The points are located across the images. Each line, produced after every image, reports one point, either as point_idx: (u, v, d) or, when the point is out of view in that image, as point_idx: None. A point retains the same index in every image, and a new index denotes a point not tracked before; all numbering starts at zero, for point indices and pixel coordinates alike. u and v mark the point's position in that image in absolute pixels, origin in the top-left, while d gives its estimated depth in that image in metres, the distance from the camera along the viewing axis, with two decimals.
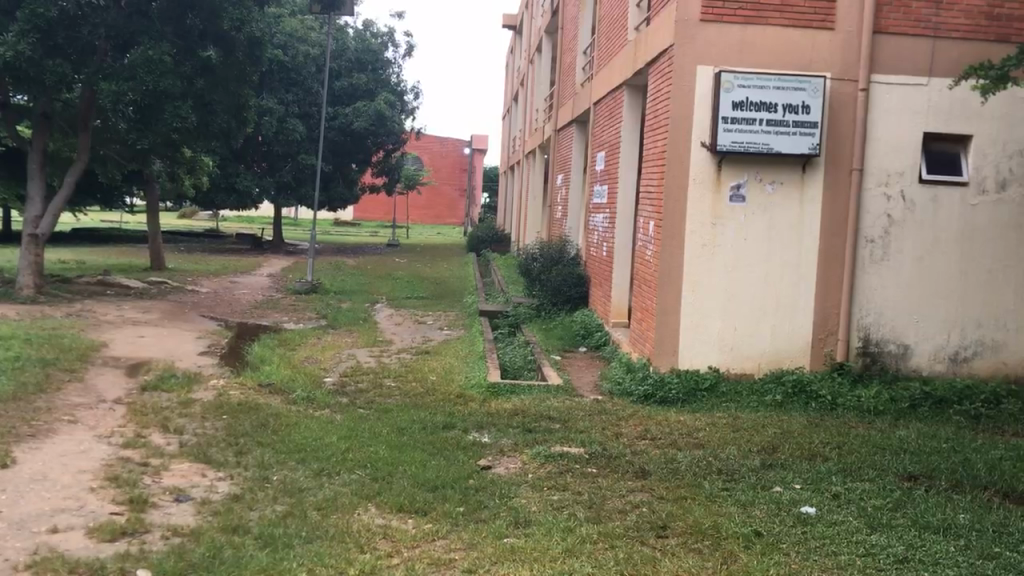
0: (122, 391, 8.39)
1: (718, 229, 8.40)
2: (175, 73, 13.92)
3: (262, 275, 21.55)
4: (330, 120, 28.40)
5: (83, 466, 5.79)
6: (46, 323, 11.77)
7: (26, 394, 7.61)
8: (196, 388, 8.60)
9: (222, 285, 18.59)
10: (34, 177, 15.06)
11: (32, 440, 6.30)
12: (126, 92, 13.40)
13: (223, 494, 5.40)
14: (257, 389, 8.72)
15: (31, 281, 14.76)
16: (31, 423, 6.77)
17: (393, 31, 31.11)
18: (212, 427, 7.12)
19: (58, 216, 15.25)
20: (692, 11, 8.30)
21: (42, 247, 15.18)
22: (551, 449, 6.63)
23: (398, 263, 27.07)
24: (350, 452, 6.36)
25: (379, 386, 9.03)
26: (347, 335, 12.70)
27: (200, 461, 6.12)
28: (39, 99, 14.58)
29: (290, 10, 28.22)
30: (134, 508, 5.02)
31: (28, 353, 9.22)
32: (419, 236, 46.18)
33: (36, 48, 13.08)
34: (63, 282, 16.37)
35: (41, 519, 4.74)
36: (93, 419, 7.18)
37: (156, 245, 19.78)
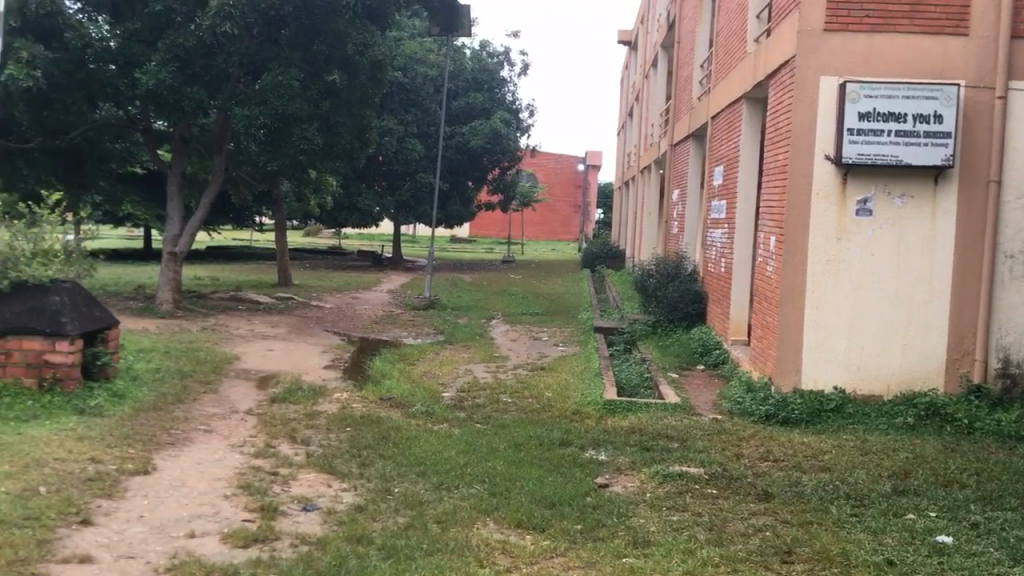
0: (253, 402, 8.73)
1: (843, 244, 8.14)
2: (302, 97, 14.53)
3: (383, 291, 22.13)
4: (448, 139, 28.96)
5: (217, 474, 6.04)
6: (183, 337, 12.37)
7: (166, 404, 8.02)
8: (321, 400, 8.87)
9: (346, 301, 19.17)
10: (172, 198, 15.89)
11: (172, 448, 6.63)
12: (256, 116, 14.04)
13: (347, 505, 5.55)
14: (379, 403, 8.94)
15: (170, 296, 15.57)
16: (170, 431, 7.13)
17: (509, 50, 31.57)
18: (337, 438, 7.34)
19: (194, 235, 16.02)
20: (815, 21, 8.09)
21: (179, 264, 15.98)
22: (670, 468, 6.54)
23: (513, 279, 27.35)
24: (469, 467, 6.43)
25: (495, 401, 9.11)
26: (464, 350, 12.87)
27: (325, 472, 6.31)
28: (178, 125, 15.38)
29: (409, 34, 28.91)
30: (265, 515, 5.21)
31: (167, 365, 9.71)
32: (534, 252, 46.50)
33: (176, 76, 13.84)
34: (198, 298, 17.20)
35: (180, 523, 4.97)
36: (227, 428, 7.51)
37: (283, 262, 20.56)
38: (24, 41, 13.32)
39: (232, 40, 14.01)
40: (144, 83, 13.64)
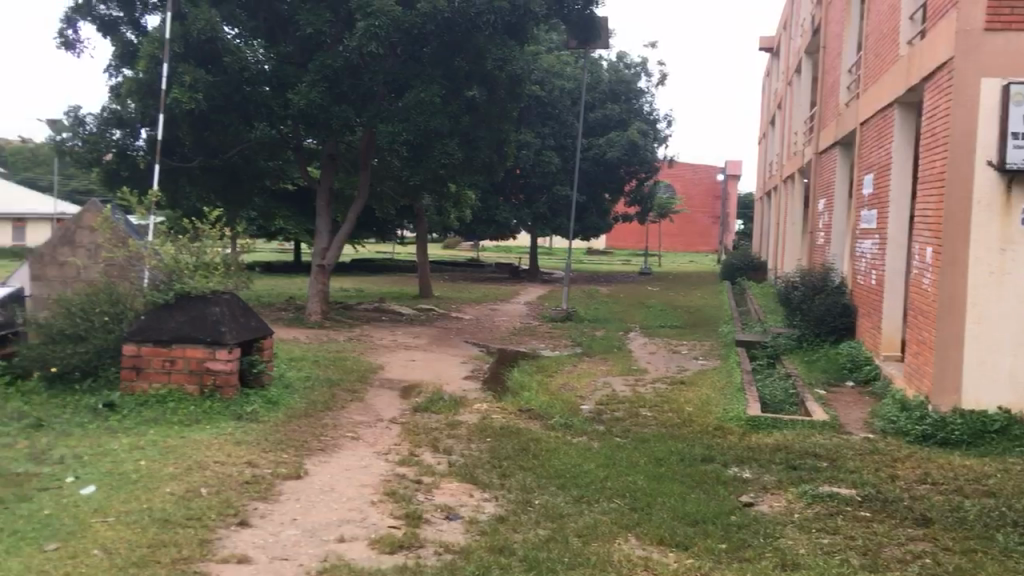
0: (397, 411, 8.96)
1: (1008, 255, 7.64)
2: (444, 113, 14.86)
3: (520, 302, 22.30)
4: (585, 151, 28.98)
5: (364, 480, 6.22)
6: (330, 346, 12.82)
7: (316, 411, 8.33)
8: (461, 410, 9.00)
9: (485, 312, 19.42)
10: (321, 213, 16.53)
11: (322, 454, 6.88)
12: (400, 133, 14.44)
13: (489, 515, 5.60)
14: (518, 414, 9.00)
15: (318, 307, 16.19)
16: (320, 437, 7.39)
17: (646, 61, 31.36)
18: (478, 448, 7.43)
19: (341, 248, 16.60)
20: (974, 20, 7.66)
21: (327, 276, 16.58)
22: (819, 488, 6.29)
23: (651, 291, 27.05)
24: (609, 481, 6.38)
25: (634, 414, 9.03)
26: (602, 363, 12.81)
27: (467, 481, 6.39)
28: (327, 143, 16.01)
29: (547, 47, 29.14)
30: (410, 523, 5.32)
31: (316, 373, 10.08)
32: (671, 264, 45.86)
33: (324, 95, 14.43)
34: (345, 309, 17.81)
35: (330, 527, 5.14)
36: (373, 436, 7.72)
37: (424, 274, 21.03)
38: (188, 66, 14.17)
39: (377, 60, 14.71)
40: (296, 103, 14.27)
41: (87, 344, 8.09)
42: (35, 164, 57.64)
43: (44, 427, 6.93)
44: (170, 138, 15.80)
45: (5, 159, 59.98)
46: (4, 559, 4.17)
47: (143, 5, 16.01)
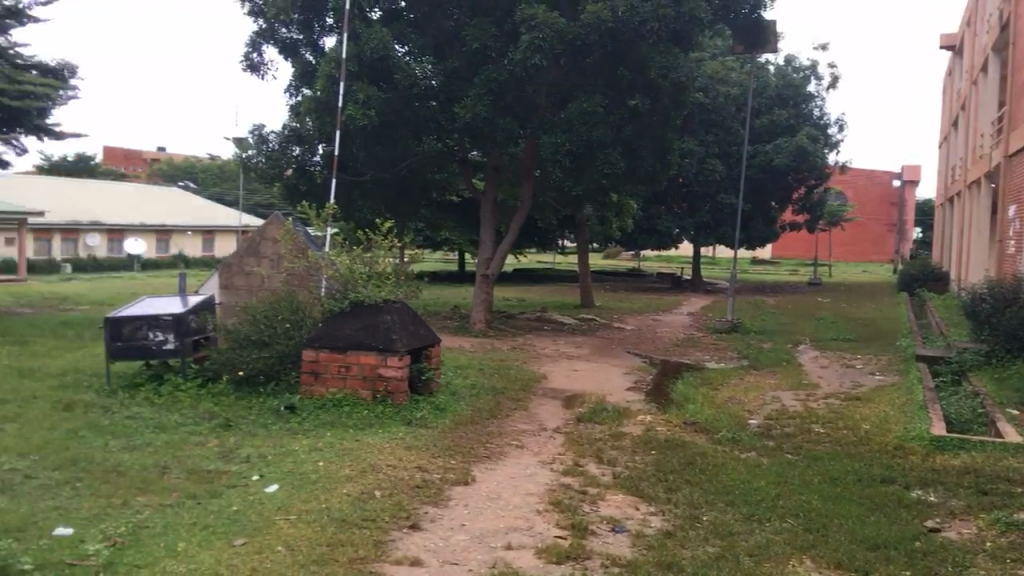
0: (561, 421, 8.97)
1: None
2: (607, 123, 14.83)
3: (683, 313, 21.91)
4: (750, 158, 28.23)
5: (530, 489, 6.26)
6: (494, 355, 13.01)
7: (482, 418, 8.47)
8: (625, 422, 8.91)
9: (647, 323, 19.21)
10: (486, 224, 16.85)
11: (489, 461, 6.98)
12: (563, 144, 14.55)
13: (656, 529, 5.51)
14: (683, 427, 8.83)
15: (482, 316, 16.50)
16: (487, 445, 7.51)
17: (816, 64, 30.25)
18: (643, 460, 7.34)
19: (505, 258, 16.87)
20: None
21: (491, 286, 16.87)
22: (1015, 516, 5.83)
23: (822, 303, 25.98)
24: (781, 499, 6.15)
25: (806, 431, 8.67)
26: (770, 376, 12.39)
27: (632, 494, 6.32)
28: (492, 155, 16.31)
29: (711, 54, 28.60)
30: (576, 534, 5.31)
31: (481, 382, 10.26)
32: (843, 274, 43.88)
33: (490, 108, 14.70)
34: (508, 318, 18.07)
35: (498, 534, 5.19)
36: (537, 445, 7.77)
37: (586, 284, 21.02)
38: (361, 84, 14.78)
39: (540, 72, 14.71)
40: (462, 117, 14.61)
41: (271, 349, 8.56)
42: (222, 180, 61.73)
43: (231, 427, 7.37)
44: (344, 154, 16.52)
45: (196, 176, 64.49)
46: (199, 551, 4.45)
47: (321, 28, 16.79)
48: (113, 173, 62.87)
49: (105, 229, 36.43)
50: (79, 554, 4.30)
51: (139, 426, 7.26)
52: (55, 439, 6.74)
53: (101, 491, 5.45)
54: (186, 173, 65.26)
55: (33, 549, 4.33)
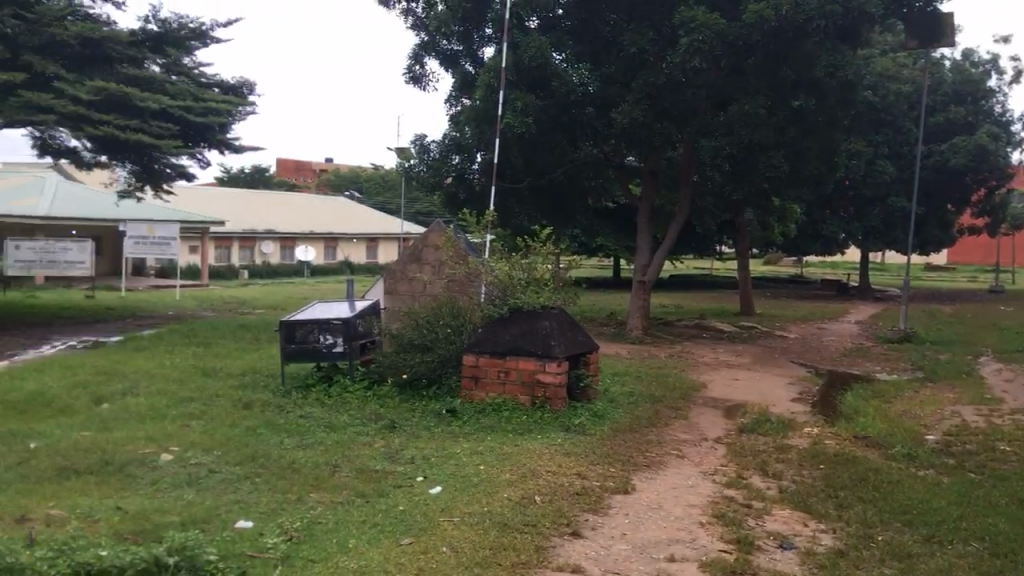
0: (722, 431, 8.74)
1: None
2: (769, 125, 14.37)
3: (851, 322, 20.95)
4: (924, 158, 26.71)
5: (693, 501, 6.11)
6: (653, 362, 12.84)
7: (641, 427, 8.36)
8: (791, 434, 8.58)
9: (812, 331, 18.47)
10: (643, 229, 16.69)
11: (649, 471, 6.88)
12: (724, 147, 14.22)
13: (827, 547, 5.26)
14: (853, 441, 8.42)
15: (639, 323, 16.33)
16: (647, 453, 7.40)
17: (998, 56, 28.32)
18: (811, 474, 7.05)
19: (662, 265, 16.65)
20: None
21: (648, 292, 16.68)
22: None
23: (1005, 311, 24.24)
24: (965, 521, 5.75)
25: (990, 449, 8.08)
26: (949, 390, 11.63)
27: (800, 509, 6.07)
28: (649, 160, 16.13)
29: (881, 50, 27.27)
30: (742, 549, 5.14)
31: (639, 390, 10.13)
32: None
33: (648, 113, 14.54)
34: (666, 325, 17.82)
35: (660, 545, 5.09)
36: (698, 455, 7.60)
37: (747, 291, 20.45)
38: (519, 93, 14.95)
39: (700, 75, 14.43)
40: (619, 122, 14.52)
41: (434, 353, 8.76)
42: (385, 190, 63.98)
43: (396, 429, 7.59)
44: (503, 162, 16.75)
45: (361, 185, 67.09)
46: (368, 549, 4.59)
47: (480, 38, 17.08)
48: (285, 184, 66.18)
49: (278, 238, 38.39)
50: (259, 547, 4.52)
51: (310, 426, 7.59)
52: (235, 436, 7.13)
53: (277, 487, 5.73)
54: (351, 183, 67.92)
55: (218, 540, 4.58)
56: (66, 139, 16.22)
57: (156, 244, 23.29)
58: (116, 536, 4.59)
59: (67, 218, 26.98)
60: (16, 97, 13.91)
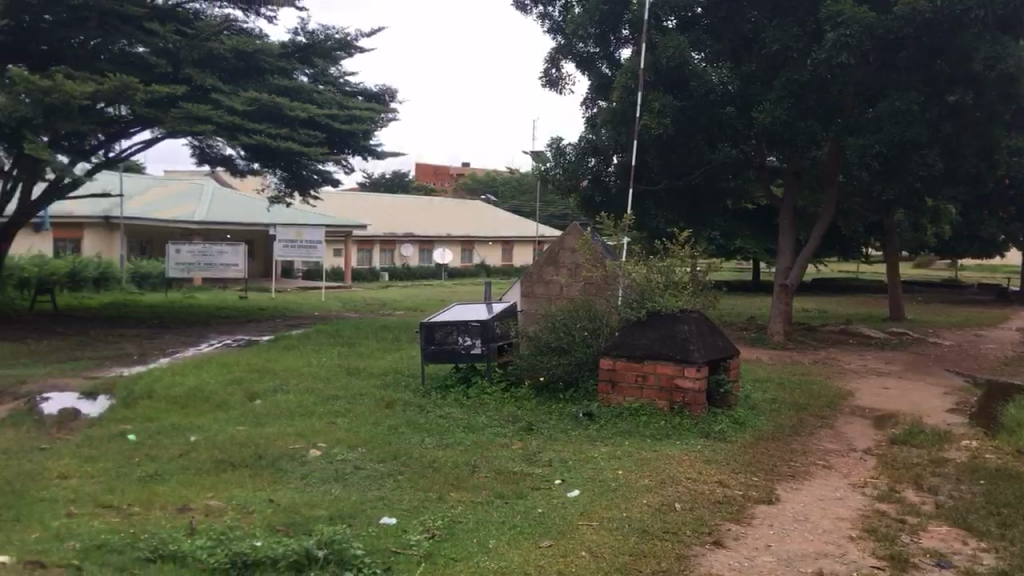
0: (871, 442, 8.36)
1: None
2: (922, 120, 13.71)
3: (1012, 329, 19.67)
4: None
5: (841, 514, 5.87)
6: (796, 369, 12.43)
7: (785, 435, 8.08)
8: (948, 446, 8.12)
9: (968, 338, 17.45)
10: (785, 231, 16.19)
11: (794, 481, 6.64)
12: (872, 145, 13.64)
13: (989, 568, 4.94)
14: (1017, 456, 7.89)
15: (781, 328, 15.85)
16: (791, 463, 7.15)
17: None
18: (970, 490, 6.64)
19: (805, 268, 16.10)
20: None
21: (791, 296, 16.16)
22: None
23: None
24: None
25: None
26: None
27: (959, 527, 5.73)
28: (792, 160, 15.63)
29: None
30: (896, 566, 4.89)
31: (782, 397, 9.82)
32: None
33: (791, 111, 14.10)
34: (809, 331, 17.22)
35: (807, 559, 4.89)
36: (846, 466, 7.29)
37: (896, 295, 19.53)
38: (657, 94, 14.77)
39: (847, 71, 13.89)
40: (761, 122, 14.14)
41: (571, 356, 8.75)
42: (520, 193, 64.80)
43: (534, 431, 7.62)
44: (640, 164, 16.58)
45: (497, 188, 68.05)
46: (508, 550, 4.62)
47: (617, 40, 17.01)
48: (424, 189, 67.89)
49: (417, 240, 39.32)
50: (403, 544, 4.62)
51: (450, 426, 7.72)
52: (378, 434, 7.33)
53: (420, 485, 5.85)
54: (487, 186, 68.86)
55: (364, 535, 4.71)
56: (222, 147, 17.11)
57: (303, 247, 24.24)
58: (269, 528, 4.79)
59: (222, 223, 28.47)
60: (178, 109, 14.78)
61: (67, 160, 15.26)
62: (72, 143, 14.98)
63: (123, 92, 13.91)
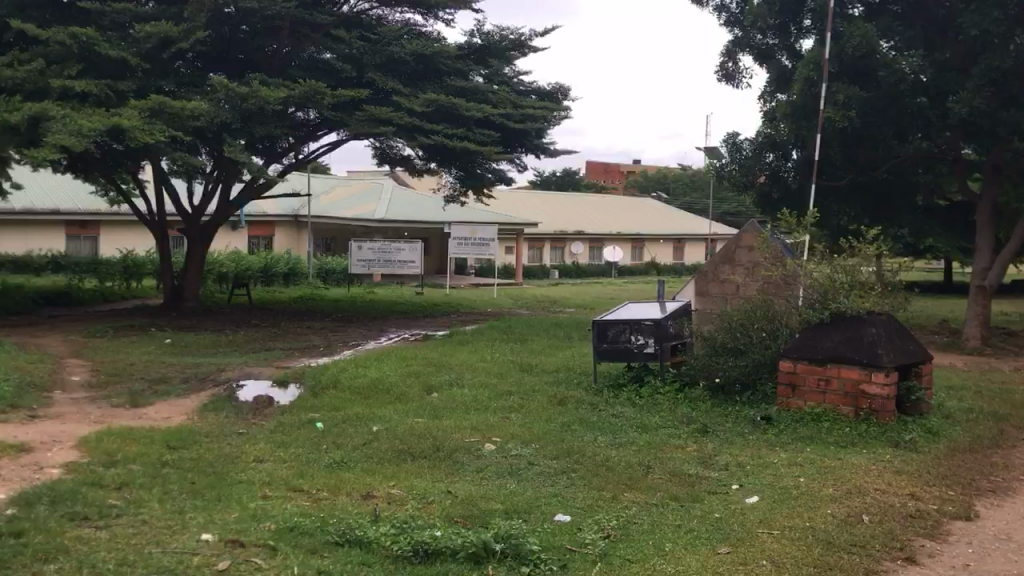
0: None
1: None
2: None
3: None
4: None
5: None
6: (995, 376, 11.55)
7: (983, 447, 7.51)
8: None
9: None
10: (982, 228, 15.08)
11: (995, 497, 6.15)
12: None
13: None
14: None
15: (977, 332, 14.77)
16: (991, 478, 6.62)
17: None
18: None
19: (1005, 267, 14.94)
20: None
21: (988, 298, 15.04)
22: None
23: None
24: None
25: None
26: None
27: None
28: (992, 152, 14.54)
29: None
30: None
31: (980, 406, 9.13)
32: None
33: (991, 100, 13.12)
34: (1009, 335, 15.97)
35: None
36: None
37: None
38: (842, 86, 14.09)
39: None
40: (957, 112, 13.23)
41: (749, 357, 8.49)
42: (693, 190, 63.72)
43: (709, 433, 7.44)
44: (821, 158, 15.89)
45: (668, 185, 67.14)
46: (685, 554, 4.52)
47: (798, 30, 16.47)
48: (595, 186, 67.99)
49: (588, 238, 39.38)
50: (578, 542, 4.61)
51: (622, 425, 7.65)
52: (551, 430, 7.38)
53: (593, 484, 5.83)
54: (659, 183, 68.13)
55: (539, 532, 4.73)
56: (401, 148, 17.73)
57: (477, 245, 24.76)
58: (448, 518, 4.91)
59: (400, 221, 29.51)
60: (361, 111, 15.42)
61: (262, 162, 16.24)
62: (266, 146, 15.92)
63: (312, 98, 14.67)
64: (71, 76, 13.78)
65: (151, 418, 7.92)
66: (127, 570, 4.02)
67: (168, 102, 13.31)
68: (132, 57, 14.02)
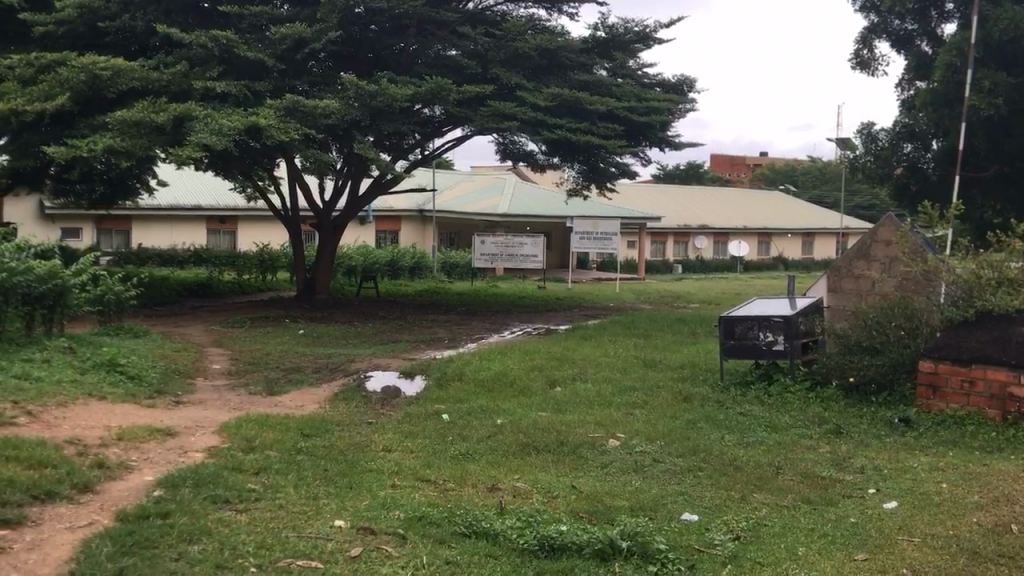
0: None
1: None
2: None
3: None
4: None
5: None
6: None
7: None
8: None
9: None
10: None
11: None
12: None
13: None
14: None
15: None
16: None
17: None
18: None
19: None
20: None
21: None
22: None
23: None
24: None
25: None
26: None
27: None
28: None
29: None
30: None
31: None
32: None
33: None
34: None
35: None
36: None
37: None
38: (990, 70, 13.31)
39: None
40: None
41: (886, 357, 8.12)
42: (823, 184, 61.78)
43: (843, 434, 7.16)
44: (965, 147, 15.04)
45: (796, 178, 65.31)
46: (820, 560, 4.36)
47: (939, 15, 15.73)
48: (720, 180, 66.76)
49: (713, 232, 38.64)
50: (706, 543, 4.51)
51: (751, 424, 7.46)
52: (677, 427, 7.26)
53: (721, 483, 5.70)
54: (787, 177, 66.32)
55: (666, 531, 4.65)
56: (525, 143, 17.80)
57: (600, 239, 24.61)
58: (573, 514, 4.87)
59: (523, 216, 29.63)
60: (486, 107, 15.51)
61: (389, 158, 16.61)
62: (393, 143, 16.27)
63: (438, 94, 14.88)
64: (212, 77, 14.44)
65: (286, 406, 8.21)
66: (266, 553, 4.16)
67: (301, 101, 13.75)
68: (268, 58, 14.56)
